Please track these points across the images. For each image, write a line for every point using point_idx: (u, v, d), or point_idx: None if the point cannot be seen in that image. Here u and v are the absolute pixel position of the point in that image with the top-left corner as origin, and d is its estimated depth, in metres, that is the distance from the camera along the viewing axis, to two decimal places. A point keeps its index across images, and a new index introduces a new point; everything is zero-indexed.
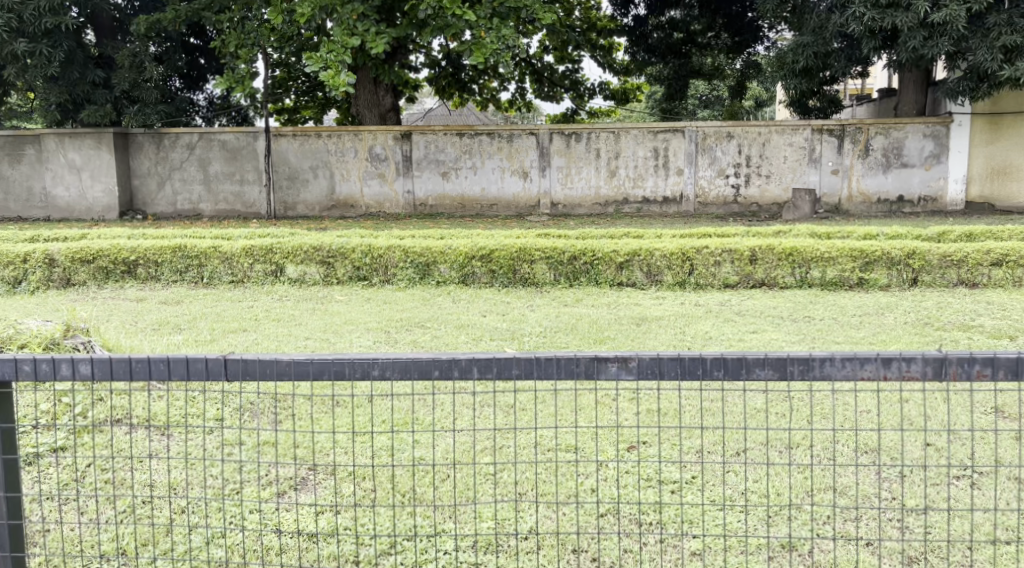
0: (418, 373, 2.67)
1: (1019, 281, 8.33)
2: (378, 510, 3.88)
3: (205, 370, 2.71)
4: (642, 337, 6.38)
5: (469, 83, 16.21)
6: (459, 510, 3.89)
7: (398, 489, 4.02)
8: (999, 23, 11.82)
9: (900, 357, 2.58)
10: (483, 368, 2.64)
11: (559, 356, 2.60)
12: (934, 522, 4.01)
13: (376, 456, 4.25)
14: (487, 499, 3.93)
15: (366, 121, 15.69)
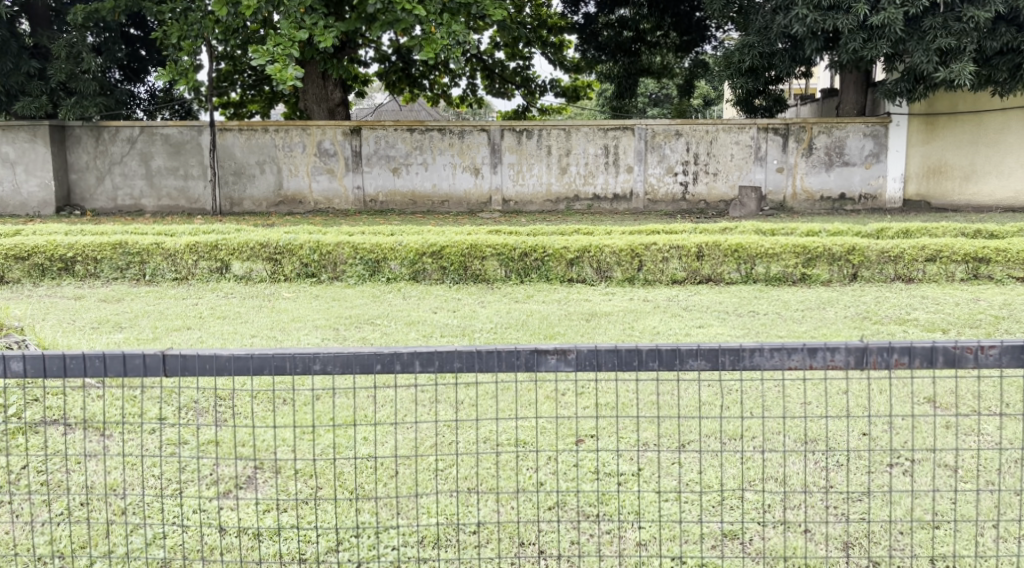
0: (359, 367, 2.73)
1: (952, 276, 8.60)
2: (325, 506, 3.90)
3: (143, 366, 2.76)
4: (590, 332, 6.47)
5: (419, 78, 16.15)
6: (406, 505, 3.93)
7: (345, 486, 4.04)
8: (934, 26, 12.13)
9: (824, 347, 2.72)
10: (426, 362, 2.71)
11: (500, 348, 2.68)
12: (869, 508, 4.16)
13: (324, 453, 4.27)
14: (436, 494, 3.97)
15: (315, 117, 15.60)
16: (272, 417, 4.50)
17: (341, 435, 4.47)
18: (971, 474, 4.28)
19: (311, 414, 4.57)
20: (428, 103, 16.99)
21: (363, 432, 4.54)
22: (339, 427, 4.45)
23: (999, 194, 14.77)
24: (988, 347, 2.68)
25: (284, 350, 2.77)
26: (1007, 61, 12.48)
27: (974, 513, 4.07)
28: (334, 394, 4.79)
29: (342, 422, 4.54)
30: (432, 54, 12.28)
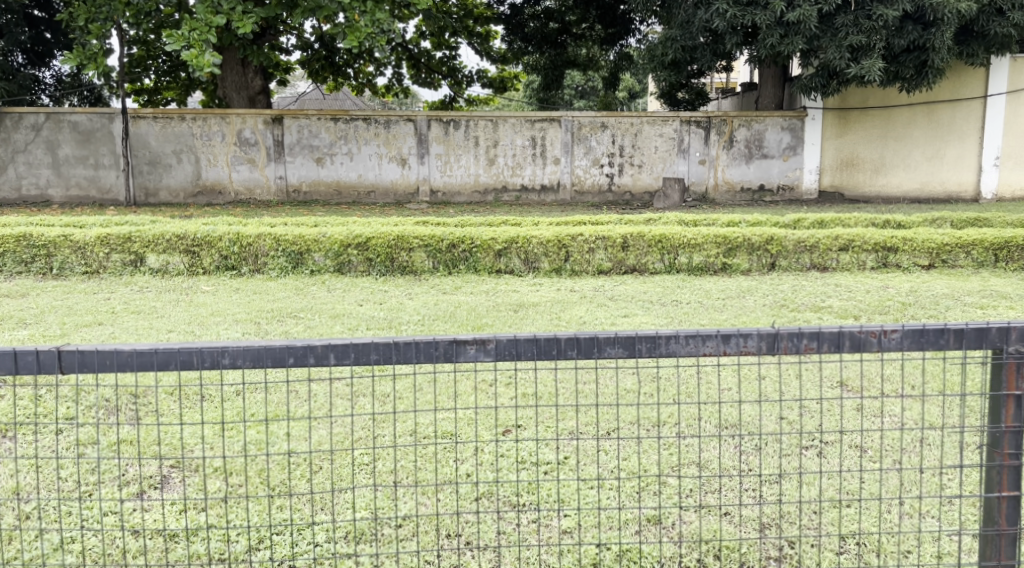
0: (271, 361, 2.67)
1: (864, 264, 8.89)
2: (247, 503, 3.88)
3: (39, 363, 2.70)
4: (517, 322, 6.53)
5: (343, 66, 15.97)
6: (332, 500, 3.92)
7: (267, 484, 4.00)
8: (846, 23, 12.51)
9: (736, 333, 2.66)
10: (341, 355, 2.67)
11: (417, 340, 2.66)
12: (787, 489, 4.35)
13: (246, 449, 4.23)
14: (362, 489, 3.95)
15: (235, 105, 15.34)
16: (187, 413, 4.43)
17: (263, 431, 4.42)
18: (881, 453, 4.47)
19: (232, 411, 4.50)
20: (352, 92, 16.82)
21: (287, 427, 4.49)
22: (260, 422, 4.40)
23: (907, 186, 15.20)
24: (890, 331, 2.62)
25: (192, 345, 2.71)
26: (914, 58, 12.84)
27: (884, 493, 4.27)
28: (255, 388, 4.73)
29: (264, 417, 4.49)
30: (356, 42, 12.16)
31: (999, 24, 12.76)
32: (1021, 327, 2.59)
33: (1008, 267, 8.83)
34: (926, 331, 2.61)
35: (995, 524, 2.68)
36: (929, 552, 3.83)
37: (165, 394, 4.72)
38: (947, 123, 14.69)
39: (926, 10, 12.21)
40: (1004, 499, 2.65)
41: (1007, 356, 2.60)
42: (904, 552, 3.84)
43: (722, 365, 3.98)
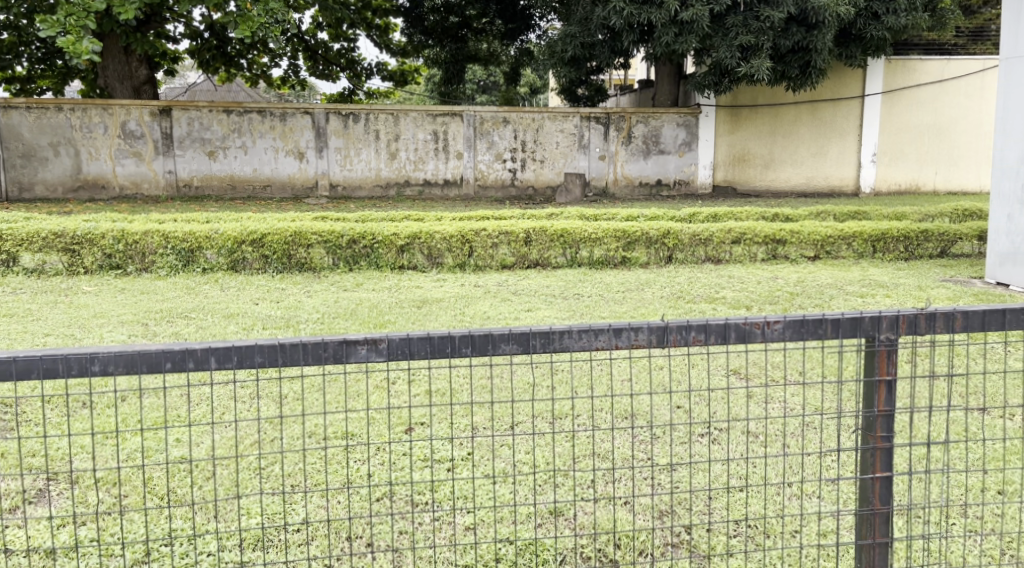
0: (146, 366, 2.54)
1: (755, 256, 9.18)
2: (132, 516, 3.78)
3: None
4: (421, 319, 6.52)
5: (236, 57, 15.61)
6: (224, 508, 3.84)
7: (155, 493, 3.92)
8: (736, 24, 12.85)
9: (628, 326, 2.60)
10: (222, 359, 2.56)
11: (304, 340, 2.54)
12: (681, 477, 4.52)
13: (129, 458, 4.15)
14: (255, 496, 3.89)
15: (118, 95, 14.90)
16: (66, 424, 4.33)
17: (151, 439, 4.34)
18: (770, 439, 4.67)
19: (117, 418, 4.43)
20: (248, 84, 16.54)
21: (178, 433, 4.42)
22: (147, 430, 4.32)
23: (794, 180, 15.98)
24: (773, 322, 2.58)
25: (56, 351, 2.53)
26: (799, 58, 13.33)
27: (772, 476, 4.47)
28: (142, 394, 4.66)
29: (151, 425, 4.41)
30: (249, 32, 11.94)
31: (875, 27, 13.32)
32: (891, 315, 2.61)
33: (884, 257, 9.27)
34: (806, 322, 2.58)
35: (869, 504, 2.73)
36: (813, 531, 4.03)
37: (41, 401, 4.60)
38: (830, 121, 15.69)
39: (809, 12, 12.65)
40: (878, 479, 2.70)
41: (878, 344, 2.62)
42: (790, 533, 4.05)
43: (613, 356, 4.09)
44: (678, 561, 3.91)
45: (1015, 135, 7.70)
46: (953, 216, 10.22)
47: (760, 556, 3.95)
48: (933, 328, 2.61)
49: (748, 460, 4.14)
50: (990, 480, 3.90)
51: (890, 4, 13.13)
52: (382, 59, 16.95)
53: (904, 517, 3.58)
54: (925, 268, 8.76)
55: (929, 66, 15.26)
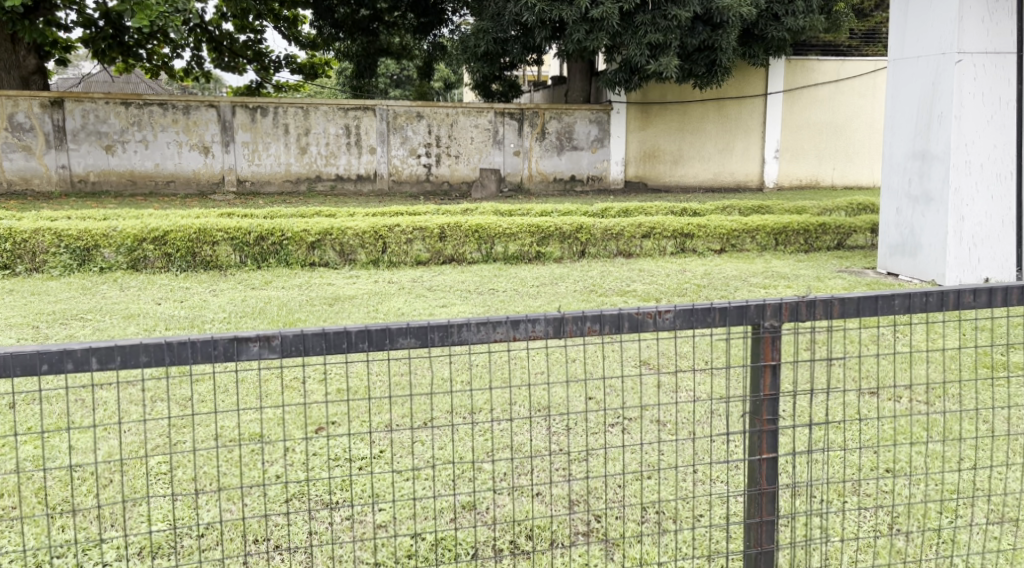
0: (20, 370, 2.35)
1: (664, 250, 9.41)
2: (27, 525, 3.70)
3: None
4: (333, 317, 6.50)
5: (135, 47, 15.20)
6: (124, 516, 3.76)
7: (47, 503, 3.83)
8: (645, 22, 13.06)
9: (525, 318, 2.58)
10: (104, 359, 2.40)
11: (193, 338, 2.41)
12: (593, 466, 4.64)
13: (21, 466, 4.05)
14: (157, 502, 3.80)
15: (6, 86, 14.45)
16: None
17: (42, 446, 4.24)
18: (678, 427, 4.81)
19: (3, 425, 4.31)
20: (149, 76, 16.15)
21: (73, 439, 4.33)
22: (36, 437, 4.22)
23: (702, 176, 16.38)
24: (664, 312, 2.63)
25: None
26: (705, 57, 13.71)
27: (680, 462, 4.62)
28: (34, 401, 4.55)
29: (40, 432, 4.31)
30: (146, 22, 11.66)
31: (776, 28, 13.75)
32: (774, 303, 2.69)
33: (786, 250, 9.60)
34: (695, 310, 2.63)
35: (756, 485, 2.80)
36: (717, 514, 4.20)
37: None
38: (735, 118, 16.18)
39: (713, 12, 12.99)
40: (765, 461, 2.77)
41: (763, 331, 2.68)
42: (695, 517, 4.21)
43: (514, 347, 4.17)
44: (589, 549, 4.03)
45: (902, 132, 8.07)
46: (849, 209, 10.62)
47: (668, 539, 4.09)
48: (813, 315, 2.68)
49: (655, 447, 4.26)
50: (881, 458, 4.12)
51: (789, 6, 13.58)
52: (291, 52, 16.73)
53: (797, 498, 3.75)
54: (823, 260, 9.10)
55: (825, 66, 15.94)
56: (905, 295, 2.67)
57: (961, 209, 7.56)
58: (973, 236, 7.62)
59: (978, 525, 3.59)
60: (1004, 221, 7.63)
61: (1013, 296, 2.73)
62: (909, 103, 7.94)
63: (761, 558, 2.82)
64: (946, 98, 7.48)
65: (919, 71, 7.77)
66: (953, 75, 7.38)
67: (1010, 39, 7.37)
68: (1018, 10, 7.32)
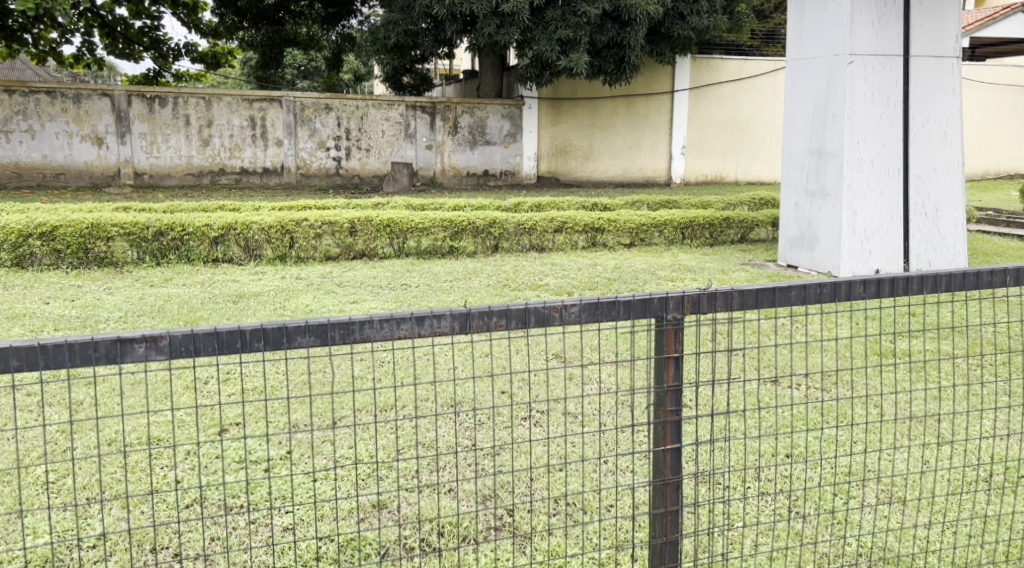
0: None
1: (576, 244, 9.46)
2: None
3: None
4: (238, 315, 6.34)
5: (21, 32, 14.58)
6: (7, 529, 3.58)
7: None
8: (555, 18, 13.12)
9: (429, 314, 2.54)
10: None
11: (69, 341, 2.27)
12: (505, 461, 4.64)
13: None
14: (41, 513, 3.62)
15: None
16: None
17: None
18: (588, 419, 4.84)
19: None
20: (37, 62, 15.49)
21: None
22: None
23: (612, 171, 16.60)
24: (570, 305, 2.61)
25: None
26: (614, 54, 13.84)
27: (590, 453, 4.65)
28: None
29: None
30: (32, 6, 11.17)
31: (681, 27, 13.99)
32: (677, 295, 2.68)
33: (692, 244, 9.77)
34: (600, 304, 2.62)
35: (660, 475, 2.80)
36: (626, 504, 4.24)
37: None
38: (643, 115, 16.43)
39: (621, 10, 13.13)
40: (669, 451, 2.77)
41: (665, 324, 2.68)
42: (606, 506, 4.26)
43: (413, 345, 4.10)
44: (501, 543, 4.06)
45: (799, 130, 8.27)
46: (752, 204, 10.88)
47: (577, 531, 4.13)
48: (714, 307, 2.70)
49: (566, 439, 4.25)
50: (780, 445, 4.24)
51: (694, 6, 13.85)
52: (192, 40, 16.24)
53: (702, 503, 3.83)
54: (727, 253, 9.28)
55: (730, 66, 16.47)
56: (799, 287, 2.70)
57: (853, 204, 7.79)
58: (864, 230, 7.87)
59: (868, 506, 3.74)
60: (892, 215, 7.91)
61: (897, 286, 2.79)
62: (805, 102, 8.13)
63: (665, 548, 2.83)
64: (839, 97, 7.70)
65: (814, 71, 7.97)
66: (845, 75, 7.61)
67: (897, 41, 7.68)
68: (902, 15, 7.63)
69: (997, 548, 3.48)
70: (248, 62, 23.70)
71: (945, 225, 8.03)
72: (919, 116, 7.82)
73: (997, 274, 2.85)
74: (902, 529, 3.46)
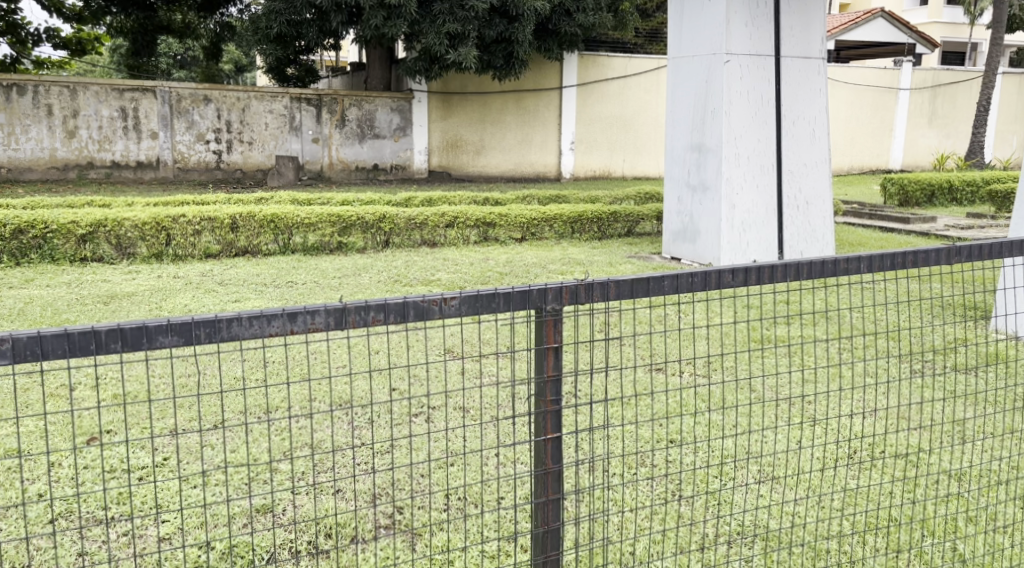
0: None
1: (467, 239, 9.42)
2: None
3: None
4: (107, 317, 6.06)
5: None
6: None
7: None
8: (443, 11, 12.98)
9: (302, 310, 2.42)
10: None
11: None
12: (396, 458, 4.56)
13: None
14: None
15: None
16: None
17: None
18: (481, 414, 4.80)
19: None
20: None
21: None
22: None
23: (503, 166, 16.66)
24: (449, 298, 2.53)
25: None
26: (502, 49, 13.86)
27: (481, 446, 4.62)
28: None
29: None
30: None
31: (568, 24, 14.10)
32: (555, 286, 2.65)
33: (581, 238, 9.84)
34: (480, 297, 2.55)
35: (541, 465, 2.77)
36: (515, 496, 4.22)
37: None
38: (533, 110, 16.53)
39: (509, 5, 13.14)
40: (549, 440, 2.74)
41: (545, 315, 2.65)
42: (497, 500, 4.24)
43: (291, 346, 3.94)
44: (392, 543, 4.00)
45: (680, 125, 8.39)
46: (637, 198, 11.02)
47: (467, 524, 4.12)
48: (591, 298, 2.67)
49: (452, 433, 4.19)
50: (665, 432, 4.30)
51: (580, 3, 13.97)
52: (54, 25, 15.53)
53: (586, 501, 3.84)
54: (615, 246, 9.39)
55: (615, 63, 16.73)
56: (673, 277, 2.70)
57: (732, 197, 7.96)
58: (742, 223, 8.05)
59: (748, 487, 3.84)
60: (767, 208, 8.14)
61: (764, 275, 2.82)
62: (685, 99, 8.25)
63: (547, 538, 2.79)
64: (717, 95, 7.85)
65: (693, 70, 8.11)
66: (722, 74, 7.76)
67: (770, 42, 7.89)
68: (774, 16, 7.84)
69: (860, 519, 3.62)
70: (119, 51, 22.75)
71: (814, 217, 8.32)
72: (790, 114, 8.06)
73: (854, 263, 2.89)
74: (775, 505, 3.58)
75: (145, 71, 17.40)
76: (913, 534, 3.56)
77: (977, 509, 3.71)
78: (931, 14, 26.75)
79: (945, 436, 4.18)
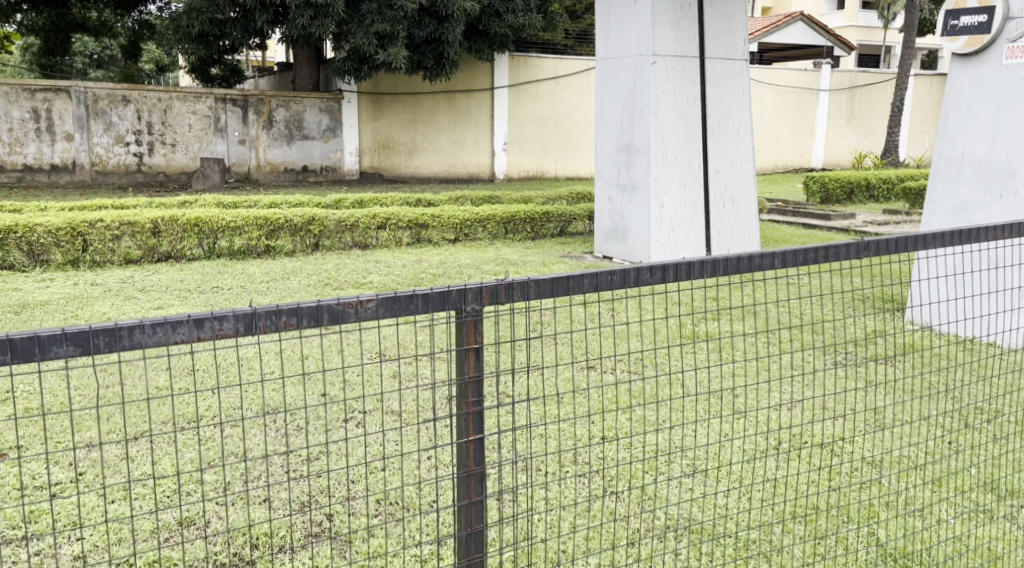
0: None
1: (399, 241, 9.34)
2: None
3: None
4: (19, 326, 5.84)
5: None
6: None
7: None
8: (371, 11, 12.83)
9: (210, 316, 2.33)
10: None
11: None
12: (323, 463, 4.47)
13: None
14: None
15: None
16: None
17: None
18: (410, 416, 4.74)
19: None
20: None
21: None
22: None
23: (436, 167, 16.58)
24: (365, 301, 2.47)
25: None
26: (433, 49, 13.80)
27: (409, 449, 4.56)
28: None
29: None
30: None
31: (498, 25, 14.07)
32: (475, 287, 2.59)
33: (515, 238, 9.83)
34: (397, 299, 2.49)
35: (463, 467, 2.71)
36: (445, 498, 4.18)
37: None
38: (465, 110, 16.48)
39: (439, 6, 13.07)
40: (472, 442, 2.68)
41: (464, 316, 2.59)
42: (429, 503, 4.19)
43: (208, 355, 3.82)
44: (320, 550, 3.92)
45: (608, 126, 8.40)
46: (570, 198, 11.04)
47: (398, 528, 4.07)
48: (512, 297, 2.62)
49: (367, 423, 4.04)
50: (595, 430, 4.29)
51: (510, 4, 13.95)
52: None
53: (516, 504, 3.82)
54: (548, 246, 9.39)
55: (544, 64, 16.78)
56: (592, 275, 2.67)
57: (661, 196, 8.01)
58: (671, 221, 8.11)
59: (676, 482, 3.86)
60: (695, 207, 8.22)
61: (686, 271, 2.80)
62: (613, 100, 8.28)
63: (471, 540, 2.73)
64: (644, 96, 7.88)
65: (620, 71, 8.13)
66: (649, 75, 7.80)
67: (694, 43, 7.96)
68: (698, 18, 7.92)
69: (784, 509, 3.66)
70: (32, 50, 22.04)
71: (740, 215, 8.45)
72: (716, 114, 8.15)
73: (768, 258, 2.89)
74: (703, 499, 3.60)
75: (60, 70, 16.86)
76: (836, 521, 3.63)
77: (894, 495, 3.80)
78: (848, 17, 27.38)
79: (862, 424, 4.27)
